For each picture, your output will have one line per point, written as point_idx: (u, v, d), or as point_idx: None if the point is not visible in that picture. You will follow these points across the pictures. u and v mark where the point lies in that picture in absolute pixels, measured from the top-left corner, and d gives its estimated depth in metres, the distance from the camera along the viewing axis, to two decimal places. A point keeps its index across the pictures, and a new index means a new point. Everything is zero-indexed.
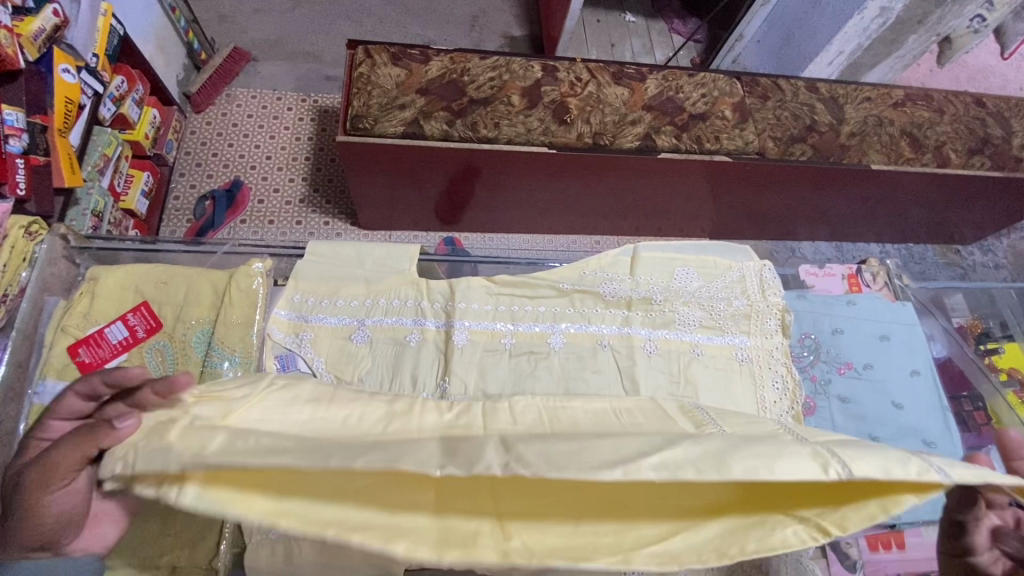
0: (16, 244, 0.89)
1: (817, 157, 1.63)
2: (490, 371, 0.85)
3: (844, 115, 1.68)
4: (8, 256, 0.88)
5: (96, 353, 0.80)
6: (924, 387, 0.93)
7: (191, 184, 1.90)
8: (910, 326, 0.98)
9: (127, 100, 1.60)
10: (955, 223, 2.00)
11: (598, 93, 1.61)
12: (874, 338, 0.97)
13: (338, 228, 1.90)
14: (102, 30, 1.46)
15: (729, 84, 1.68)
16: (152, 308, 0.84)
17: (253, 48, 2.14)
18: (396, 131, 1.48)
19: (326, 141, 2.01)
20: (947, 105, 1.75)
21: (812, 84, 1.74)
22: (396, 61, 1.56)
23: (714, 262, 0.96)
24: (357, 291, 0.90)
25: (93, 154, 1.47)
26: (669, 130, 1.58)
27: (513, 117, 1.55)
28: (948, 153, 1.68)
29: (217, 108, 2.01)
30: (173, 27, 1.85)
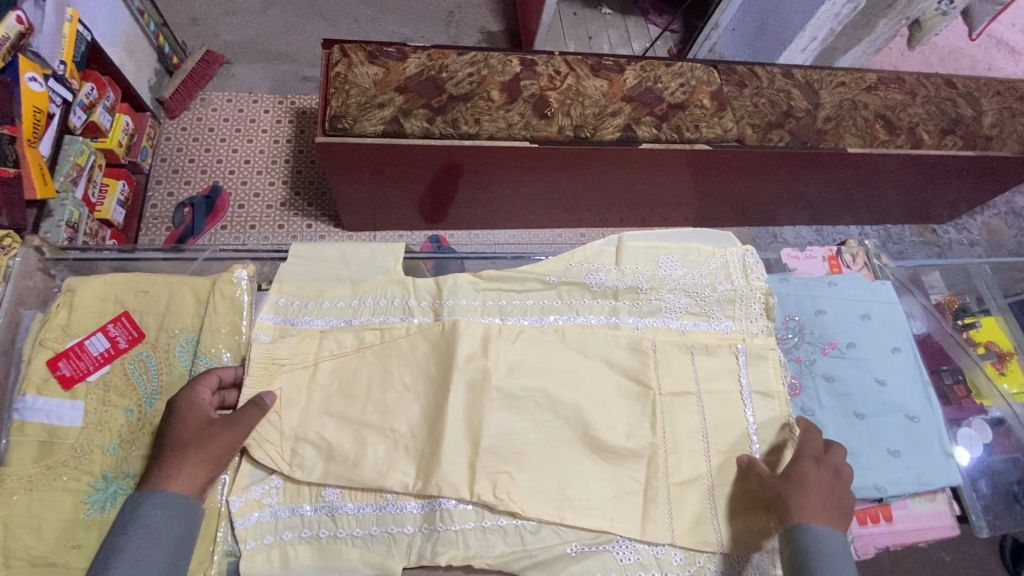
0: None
1: (795, 142, 1.65)
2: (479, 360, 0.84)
3: (819, 101, 1.71)
4: None
5: (76, 366, 0.79)
6: (907, 362, 0.95)
7: (169, 191, 1.87)
8: (890, 303, 1.00)
9: (98, 108, 1.56)
10: (931, 203, 2.04)
11: (577, 86, 1.61)
12: (855, 317, 0.99)
13: (321, 230, 1.88)
14: (69, 36, 1.42)
15: (707, 73, 1.70)
16: (134, 318, 0.83)
17: (227, 50, 2.10)
18: (376, 131, 1.46)
19: (304, 143, 1.99)
20: (919, 87, 1.79)
21: (787, 70, 1.76)
22: (373, 59, 1.55)
23: (697, 249, 0.96)
24: (343, 292, 0.89)
25: (65, 163, 1.44)
26: (649, 121, 1.59)
27: (494, 112, 1.54)
28: (921, 134, 1.71)
29: (192, 113, 1.98)
30: (142, 32, 1.81)
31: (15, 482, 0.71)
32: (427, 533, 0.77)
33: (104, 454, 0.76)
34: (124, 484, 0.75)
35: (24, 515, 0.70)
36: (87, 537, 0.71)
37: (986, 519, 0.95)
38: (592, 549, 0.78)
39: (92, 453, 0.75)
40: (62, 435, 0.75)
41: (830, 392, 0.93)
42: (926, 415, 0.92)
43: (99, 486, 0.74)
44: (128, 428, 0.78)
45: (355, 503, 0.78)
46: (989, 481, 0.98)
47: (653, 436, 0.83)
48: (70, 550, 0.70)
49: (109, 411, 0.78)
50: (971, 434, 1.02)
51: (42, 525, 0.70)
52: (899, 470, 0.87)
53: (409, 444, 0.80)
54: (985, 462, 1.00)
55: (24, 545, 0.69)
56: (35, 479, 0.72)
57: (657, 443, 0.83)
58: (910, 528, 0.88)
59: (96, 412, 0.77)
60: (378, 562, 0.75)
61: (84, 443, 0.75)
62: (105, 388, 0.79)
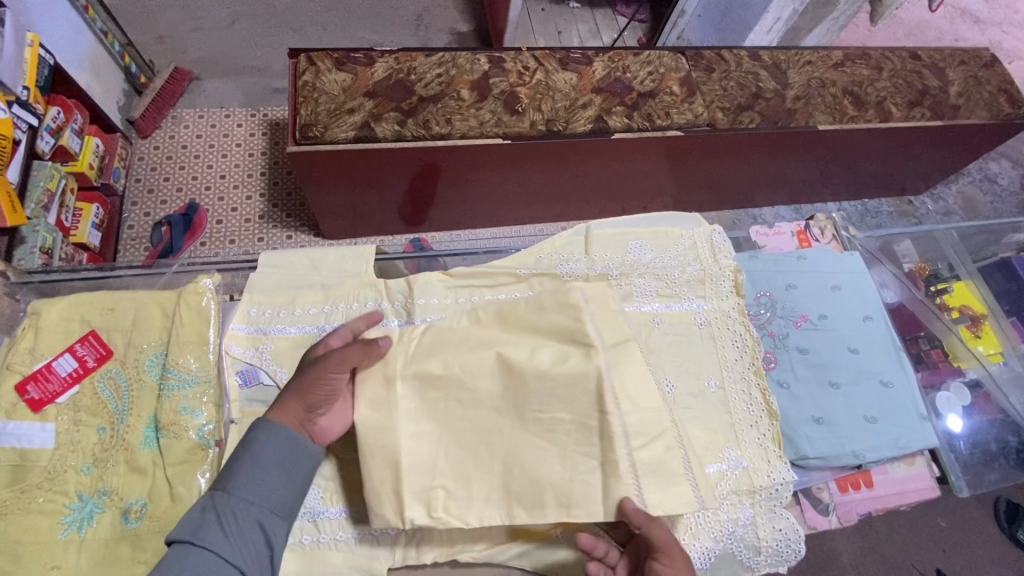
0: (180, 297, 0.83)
1: (766, 123, 1.66)
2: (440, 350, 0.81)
3: (787, 80, 1.72)
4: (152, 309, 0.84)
5: (45, 389, 0.78)
6: (879, 328, 0.97)
7: (144, 212, 1.85)
8: (859, 272, 1.02)
9: (66, 131, 1.55)
10: (906, 175, 2.07)
11: (547, 80, 1.61)
12: (825, 287, 1.00)
13: (301, 240, 1.87)
14: (30, 61, 1.41)
15: (674, 60, 1.71)
16: (101, 336, 0.82)
17: (195, 66, 2.09)
18: (348, 137, 1.46)
19: (279, 154, 1.98)
20: (885, 61, 1.81)
21: (754, 52, 1.78)
22: (341, 66, 1.55)
23: (665, 233, 0.98)
24: (315, 299, 0.89)
25: (35, 189, 1.43)
26: (620, 110, 1.60)
27: (465, 111, 1.54)
28: (889, 108, 1.73)
29: (163, 131, 1.97)
30: (107, 52, 1.80)
31: None
32: (411, 532, 0.78)
33: (78, 474, 0.75)
34: (100, 503, 0.74)
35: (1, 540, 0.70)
36: (67, 557, 0.71)
37: (966, 479, 0.96)
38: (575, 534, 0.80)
39: (65, 474, 0.75)
40: (33, 457, 0.75)
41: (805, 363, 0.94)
42: (900, 379, 0.94)
43: (74, 506, 0.74)
44: (101, 446, 0.77)
45: (338, 508, 0.79)
46: (969, 443, 1.00)
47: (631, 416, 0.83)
48: (49, 572, 0.70)
49: (81, 430, 0.77)
50: (949, 397, 1.03)
51: (20, 549, 0.70)
52: (875, 436, 0.89)
53: None
54: (964, 424, 1.01)
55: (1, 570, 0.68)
56: (10, 503, 0.72)
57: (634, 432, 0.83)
58: (891, 493, 0.90)
59: (68, 432, 0.77)
60: (364, 563, 0.76)
61: (57, 465, 0.75)
62: (76, 408, 0.78)
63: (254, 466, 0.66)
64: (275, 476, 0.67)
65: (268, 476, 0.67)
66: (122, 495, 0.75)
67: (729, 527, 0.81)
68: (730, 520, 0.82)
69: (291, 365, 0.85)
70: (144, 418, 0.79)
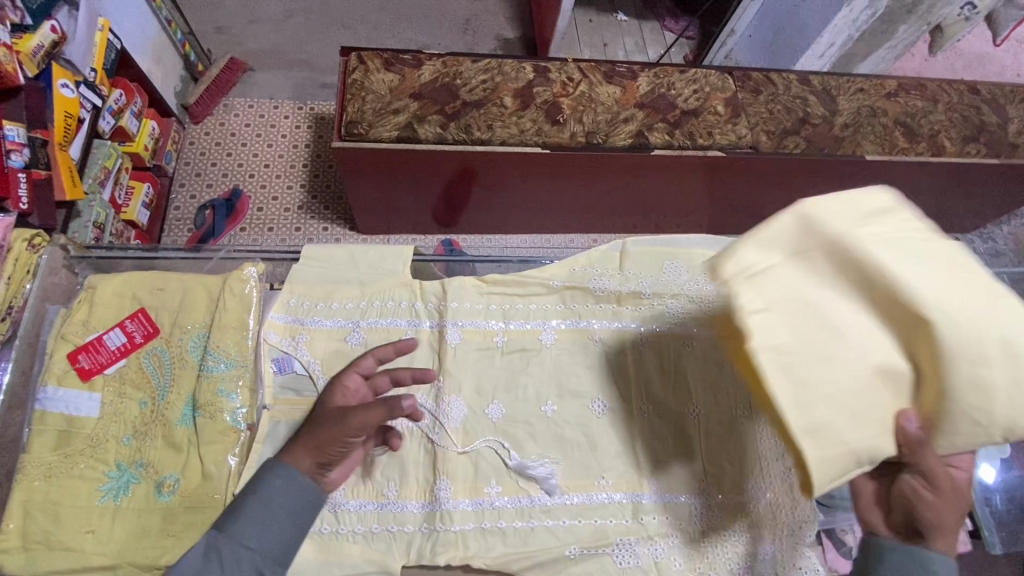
0: (234, 286, 0.87)
1: (811, 149, 1.63)
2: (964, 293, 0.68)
3: (836, 107, 1.69)
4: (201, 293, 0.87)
5: (95, 359, 0.82)
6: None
7: (190, 194, 1.93)
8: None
9: (126, 113, 1.63)
10: (955, 211, 1.99)
11: (590, 92, 1.62)
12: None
13: (337, 233, 1.92)
14: (99, 45, 1.49)
15: (721, 79, 1.69)
16: (150, 314, 0.86)
17: (250, 58, 2.16)
18: (391, 136, 1.49)
19: (322, 148, 2.03)
20: (941, 94, 1.75)
21: (804, 76, 1.75)
22: (389, 67, 1.58)
23: (703, 255, 0.97)
24: (352, 294, 0.92)
25: (94, 166, 1.50)
26: (662, 127, 1.59)
27: (506, 118, 1.56)
28: (942, 141, 1.68)
29: (214, 118, 2.04)
30: (169, 40, 1.88)
31: (36, 469, 0.75)
32: (427, 532, 0.78)
33: (118, 445, 0.79)
34: (135, 474, 0.78)
35: (42, 501, 0.73)
36: (102, 523, 0.74)
37: (1000, 535, 0.93)
38: (592, 552, 0.78)
39: (107, 443, 0.78)
40: (80, 424, 0.79)
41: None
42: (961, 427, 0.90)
43: (112, 474, 0.77)
44: (142, 420, 0.81)
45: (358, 500, 0.80)
46: (1006, 497, 0.96)
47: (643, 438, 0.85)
48: (84, 536, 0.73)
49: (124, 403, 0.81)
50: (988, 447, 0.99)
51: (59, 512, 0.73)
52: None
53: (418, 457, 0.83)
54: (1003, 477, 0.97)
55: (41, 529, 0.72)
56: (53, 466, 0.75)
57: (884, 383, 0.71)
58: None
59: (112, 403, 0.81)
60: (380, 560, 0.76)
61: (100, 433, 0.79)
62: (121, 380, 0.82)
63: (263, 511, 0.66)
64: (281, 524, 0.67)
65: (272, 517, 0.66)
66: (158, 468, 0.78)
67: (748, 559, 0.81)
68: (749, 553, 0.81)
69: (324, 356, 0.88)
70: (183, 396, 0.82)
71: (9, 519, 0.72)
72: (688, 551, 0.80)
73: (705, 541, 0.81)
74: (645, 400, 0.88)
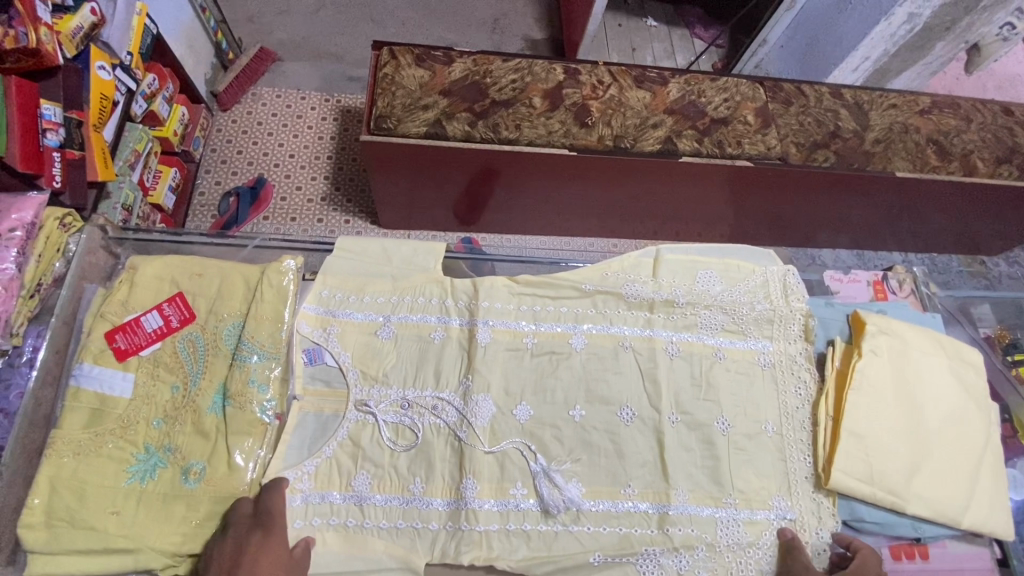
0: (269, 277, 0.87)
1: (840, 163, 1.61)
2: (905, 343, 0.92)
3: (868, 122, 1.67)
4: (238, 284, 0.88)
5: (131, 340, 0.83)
6: (988, 412, 0.92)
7: (216, 181, 1.94)
8: (965, 345, 0.96)
9: (158, 98, 1.65)
10: (982, 234, 1.96)
11: (620, 96, 1.61)
12: (941, 356, 0.93)
13: (358, 226, 1.92)
14: (136, 29, 1.50)
15: (752, 89, 1.68)
16: (186, 299, 0.87)
17: (279, 48, 2.18)
18: (419, 132, 1.49)
19: (348, 141, 2.04)
20: (974, 113, 1.73)
21: (836, 90, 1.73)
22: (420, 62, 1.58)
23: (737, 266, 0.96)
24: (384, 288, 0.91)
25: (125, 149, 1.52)
26: (691, 134, 1.58)
27: (535, 118, 1.55)
28: (975, 162, 1.65)
29: (242, 106, 2.06)
30: (203, 27, 1.90)
31: (66, 446, 0.76)
32: (452, 530, 0.79)
33: (148, 427, 0.79)
34: (163, 458, 0.78)
35: (70, 478, 0.74)
36: (127, 505, 0.74)
37: None
38: (614, 560, 0.79)
39: (138, 425, 0.79)
40: (111, 404, 0.79)
41: (916, 426, 0.87)
42: (997, 475, 0.88)
43: (140, 457, 0.77)
44: (173, 404, 0.81)
45: (384, 495, 0.80)
46: None
47: (671, 448, 0.84)
48: (110, 516, 0.73)
49: (156, 386, 0.82)
50: (1016, 475, 0.96)
51: (86, 490, 0.74)
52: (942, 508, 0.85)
53: (443, 457, 0.82)
54: None
55: (67, 507, 0.73)
56: (83, 444, 0.76)
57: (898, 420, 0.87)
58: (948, 568, 0.86)
59: (145, 385, 0.81)
60: (403, 554, 0.77)
61: (131, 415, 0.79)
62: (155, 363, 0.83)
63: None
64: None
65: None
66: (186, 453, 0.79)
67: None
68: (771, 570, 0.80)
69: (354, 348, 0.88)
70: (214, 383, 0.83)
71: (38, 495, 0.73)
72: (710, 565, 0.79)
73: (728, 556, 0.80)
74: (674, 410, 0.87)
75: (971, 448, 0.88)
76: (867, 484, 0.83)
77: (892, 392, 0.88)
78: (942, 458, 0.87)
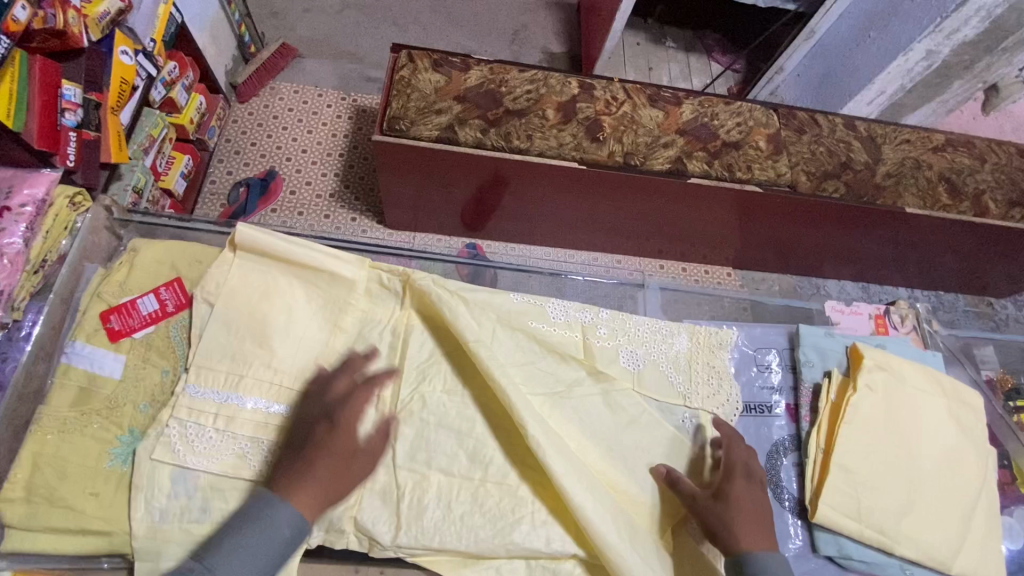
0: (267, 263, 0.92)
1: (849, 195, 1.61)
2: (901, 378, 0.95)
3: (880, 156, 1.66)
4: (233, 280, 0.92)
5: (126, 322, 0.88)
6: (986, 453, 0.94)
7: (228, 170, 1.96)
8: (965, 386, 0.99)
9: (177, 85, 1.67)
10: (991, 276, 1.94)
11: (633, 114, 1.61)
12: (940, 397, 0.95)
13: (365, 225, 1.93)
14: (162, 17, 1.53)
15: (766, 115, 1.68)
16: (184, 285, 0.93)
17: (301, 44, 2.21)
18: (431, 136, 1.50)
19: (361, 140, 2.06)
20: (989, 153, 1.72)
21: (850, 121, 1.73)
22: (437, 67, 1.60)
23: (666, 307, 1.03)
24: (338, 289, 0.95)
25: (140, 134, 1.53)
26: (701, 156, 1.58)
27: (547, 130, 1.56)
28: (987, 203, 1.64)
29: (259, 99, 2.08)
30: (227, 19, 1.93)
31: (53, 422, 0.79)
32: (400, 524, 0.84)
33: (135, 410, 0.84)
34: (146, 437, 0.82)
35: (52, 455, 0.77)
36: (105, 486, 0.77)
37: None
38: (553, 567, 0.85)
39: (124, 407, 0.83)
40: (100, 384, 0.83)
41: (910, 462, 0.90)
42: (987, 518, 0.90)
43: (124, 438, 0.81)
44: (161, 388, 0.86)
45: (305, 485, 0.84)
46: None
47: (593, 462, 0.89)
48: (87, 497, 0.76)
49: (146, 369, 0.87)
50: (1011, 523, 0.95)
51: (66, 468, 0.77)
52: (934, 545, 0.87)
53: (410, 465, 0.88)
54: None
55: (46, 484, 0.75)
56: (70, 421, 0.80)
57: (892, 458, 0.90)
58: None
59: (135, 367, 0.86)
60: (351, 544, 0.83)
61: (119, 396, 0.84)
62: (147, 346, 0.88)
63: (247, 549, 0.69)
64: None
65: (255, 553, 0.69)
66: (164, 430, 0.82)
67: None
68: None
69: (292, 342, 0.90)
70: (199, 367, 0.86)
71: (19, 469, 0.76)
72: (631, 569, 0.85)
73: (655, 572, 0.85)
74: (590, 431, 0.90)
75: (966, 488, 0.90)
76: (854, 520, 0.87)
77: (888, 428, 0.92)
78: (936, 496, 0.89)
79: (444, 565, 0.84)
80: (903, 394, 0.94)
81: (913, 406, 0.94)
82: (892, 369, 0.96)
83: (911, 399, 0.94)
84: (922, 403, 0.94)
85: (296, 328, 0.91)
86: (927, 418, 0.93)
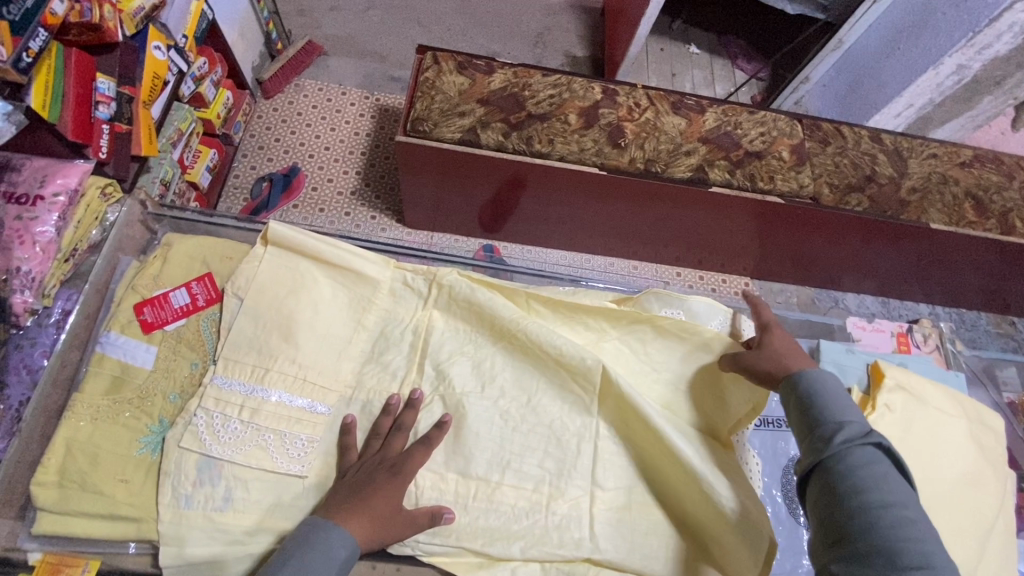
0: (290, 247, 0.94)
1: (873, 209, 1.59)
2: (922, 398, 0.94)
3: (906, 169, 1.64)
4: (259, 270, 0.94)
5: (158, 314, 0.90)
6: (1005, 477, 0.93)
7: (251, 165, 1.99)
8: (986, 410, 0.98)
9: (206, 81, 1.70)
10: (1015, 295, 1.90)
11: (655, 121, 1.61)
12: (960, 418, 0.95)
13: (384, 223, 1.95)
14: (193, 14, 1.56)
15: (790, 125, 1.67)
16: (214, 280, 0.95)
17: (327, 42, 2.23)
18: (453, 137, 1.52)
19: (383, 139, 2.08)
20: (1018, 170, 1.69)
21: (876, 134, 1.71)
22: (462, 69, 1.61)
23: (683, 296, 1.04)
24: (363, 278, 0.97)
25: (169, 127, 1.56)
26: (723, 165, 1.57)
27: (569, 135, 1.57)
28: (1014, 221, 1.61)
29: (285, 96, 2.11)
30: (256, 17, 1.96)
31: (86, 409, 0.81)
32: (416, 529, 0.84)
33: (165, 400, 0.86)
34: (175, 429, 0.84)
35: (85, 442, 0.79)
36: (135, 474, 0.79)
37: None
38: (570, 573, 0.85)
39: (155, 397, 0.85)
40: (132, 373, 0.86)
41: (929, 482, 0.89)
42: (1003, 543, 0.88)
43: (155, 428, 0.83)
44: (191, 379, 0.88)
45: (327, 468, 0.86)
46: None
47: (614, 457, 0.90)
48: (117, 483, 0.78)
49: (177, 360, 0.89)
50: None
51: (98, 455, 0.79)
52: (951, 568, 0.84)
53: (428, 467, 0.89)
54: None
55: (79, 469, 0.77)
56: (102, 409, 0.82)
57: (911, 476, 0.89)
58: None
59: (166, 359, 0.88)
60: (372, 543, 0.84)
61: (150, 386, 0.86)
62: (177, 339, 0.90)
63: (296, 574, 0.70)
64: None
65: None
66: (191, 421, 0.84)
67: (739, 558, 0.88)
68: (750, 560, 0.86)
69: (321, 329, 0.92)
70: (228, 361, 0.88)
71: (52, 454, 0.77)
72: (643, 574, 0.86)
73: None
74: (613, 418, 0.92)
75: (985, 511, 0.89)
76: None
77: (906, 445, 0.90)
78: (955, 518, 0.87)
79: (461, 565, 0.84)
80: (923, 414, 0.93)
81: (933, 426, 0.93)
82: (912, 388, 0.95)
83: (930, 418, 0.93)
84: (942, 423, 0.93)
85: (320, 322, 0.93)
86: (946, 439, 0.92)
